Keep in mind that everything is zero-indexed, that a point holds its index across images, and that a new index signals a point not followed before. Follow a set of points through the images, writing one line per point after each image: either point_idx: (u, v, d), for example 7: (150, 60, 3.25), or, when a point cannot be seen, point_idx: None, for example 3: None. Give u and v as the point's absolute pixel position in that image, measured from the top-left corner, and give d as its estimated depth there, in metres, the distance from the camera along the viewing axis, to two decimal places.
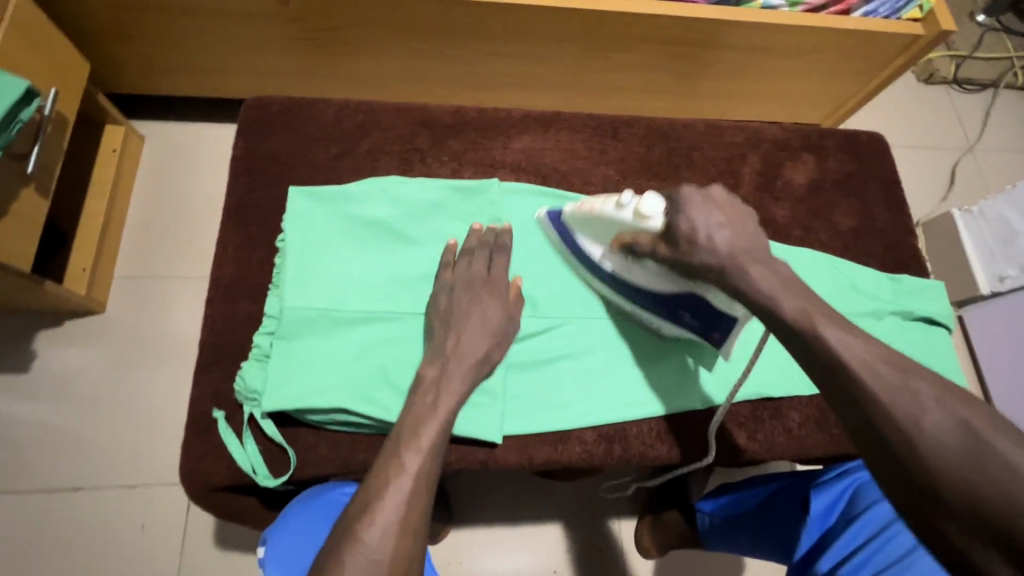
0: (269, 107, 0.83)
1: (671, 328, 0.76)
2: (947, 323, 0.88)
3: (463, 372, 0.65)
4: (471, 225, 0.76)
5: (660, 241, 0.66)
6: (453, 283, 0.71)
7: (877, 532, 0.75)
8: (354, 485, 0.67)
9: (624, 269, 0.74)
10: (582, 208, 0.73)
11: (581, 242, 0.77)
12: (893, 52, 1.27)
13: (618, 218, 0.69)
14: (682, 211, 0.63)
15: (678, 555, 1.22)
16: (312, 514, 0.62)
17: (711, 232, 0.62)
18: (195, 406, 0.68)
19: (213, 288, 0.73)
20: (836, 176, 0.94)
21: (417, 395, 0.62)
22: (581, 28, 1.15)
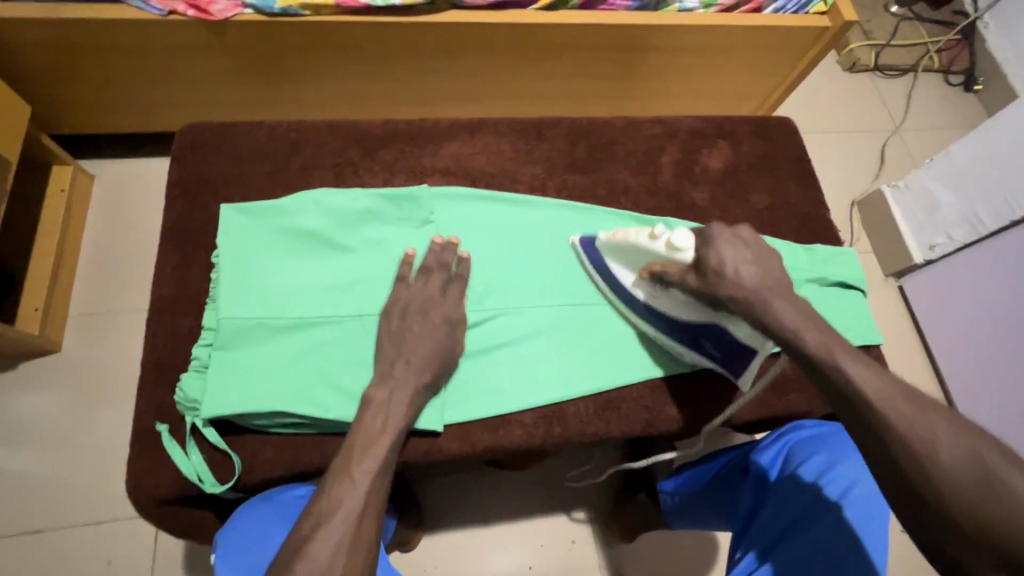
0: (202, 132, 0.86)
1: (694, 358, 0.82)
2: (860, 285, 0.94)
3: (410, 393, 0.68)
4: (433, 238, 0.79)
5: (690, 271, 0.73)
6: (403, 299, 0.74)
7: (809, 486, 0.75)
8: (305, 487, 0.70)
9: (652, 296, 0.81)
10: (615, 237, 0.80)
11: (611, 270, 0.84)
12: (806, 45, 1.36)
13: (651, 248, 0.76)
14: (714, 247, 0.72)
15: (650, 540, 1.24)
16: (267, 512, 0.65)
17: (737, 269, 0.70)
18: (139, 422, 0.69)
19: (153, 308, 0.75)
20: (749, 160, 1.01)
21: (367, 419, 0.64)
22: (509, 40, 1.21)
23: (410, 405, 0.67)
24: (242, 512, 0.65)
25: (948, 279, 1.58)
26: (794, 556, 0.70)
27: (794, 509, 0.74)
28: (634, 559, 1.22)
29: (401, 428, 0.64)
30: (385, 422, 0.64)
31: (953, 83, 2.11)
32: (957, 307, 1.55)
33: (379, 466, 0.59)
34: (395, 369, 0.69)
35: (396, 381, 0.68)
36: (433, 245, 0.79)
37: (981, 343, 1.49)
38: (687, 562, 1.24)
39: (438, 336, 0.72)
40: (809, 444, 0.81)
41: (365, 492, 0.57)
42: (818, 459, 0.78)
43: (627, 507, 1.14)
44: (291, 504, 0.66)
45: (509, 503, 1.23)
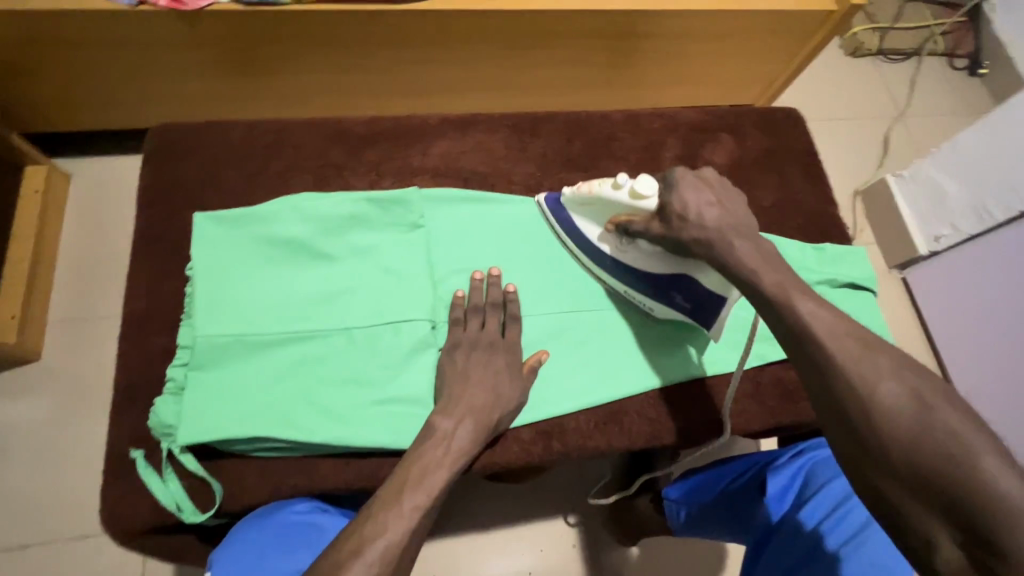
0: (174, 133, 0.81)
1: (663, 310, 0.80)
2: (871, 286, 0.91)
3: (473, 426, 0.65)
4: (473, 274, 0.76)
5: (655, 218, 0.72)
6: (464, 339, 0.72)
7: (831, 510, 0.75)
8: (302, 502, 0.65)
9: (618, 250, 0.78)
10: (580, 190, 0.78)
11: (576, 223, 0.81)
12: (810, 30, 1.31)
13: (615, 197, 0.74)
14: (676, 191, 0.69)
15: (654, 544, 1.22)
16: (261, 535, 0.59)
17: (702, 209, 0.68)
18: (113, 447, 0.65)
19: (126, 323, 0.70)
20: (754, 154, 0.97)
21: (429, 444, 0.62)
22: (501, 28, 1.15)
23: (472, 438, 0.65)
24: (234, 536, 0.59)
25: (955, 269, 1.54)
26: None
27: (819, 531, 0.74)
28: (638, 563, 1.20)
29: (461, 460, 0.62)
30: (445, 453, 0.62)
31: (958, 67, 2.05)
32: (963, 299, 1.52)
33: (429, 501, 0.57)
34: (455, 399, 0.67)
35: (459, 409, 0.66)
36: (475, 282, 0.75)
37: (985, 336, 1.47)
38: (690, 565, 1.22)
39: (498, 365, 0.71)
40: (831, 465, 0.80)
41: (411, 523, 0.54)
42: (836, 485, 0.78)
43: (634, 512, 1.11)
44: (288, 523, 0.61)
45: (508, 508, 1.20)
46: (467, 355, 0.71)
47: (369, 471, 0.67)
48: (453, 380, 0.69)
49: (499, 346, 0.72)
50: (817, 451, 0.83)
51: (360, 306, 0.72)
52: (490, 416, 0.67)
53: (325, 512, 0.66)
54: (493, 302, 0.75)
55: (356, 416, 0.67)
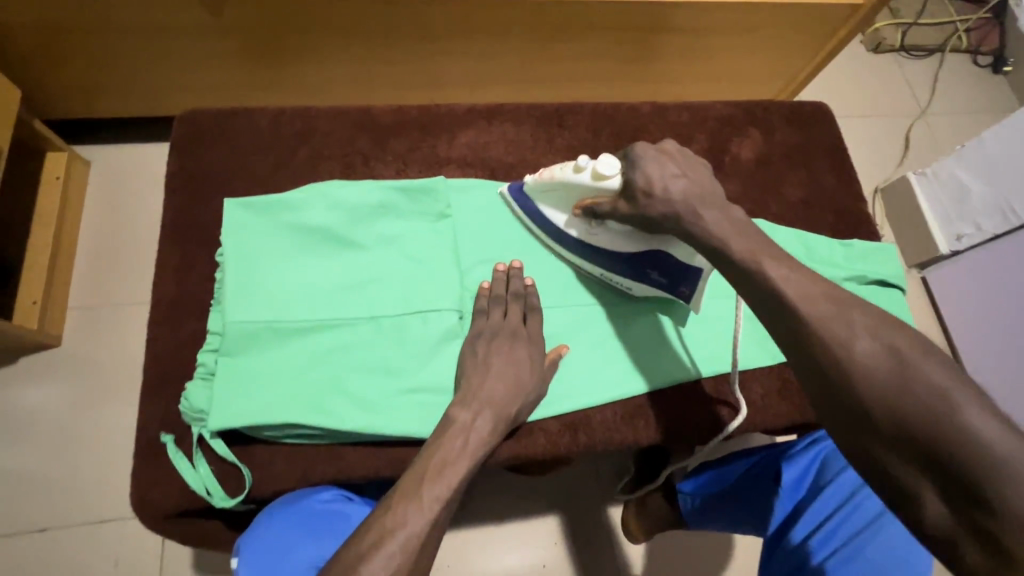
0: (202, 119, 0.81)
1: (641, 288, 0.78)
2: (899, 283, 0.89)
3: (490, 420, 0.64)
4: (495, 266, 0.76)
5: (620, 198, 0.70)
6: (484, 328, 0.71)
7: (845, 500, 0.76)
8: (328, 490, 0.64)
9: (589, 234, 0.76)
10: (541, 177, 0.76)
11: (541, 212, 0.78)
12: (836, 24, 1.29)
13: (577, 179, 0.72)
14: (639, 167, 0.68)
15: (667, 540, 1.22)
16: (287, 523, 0.59)
17: (667, 181, 0.66)
18: (143, 431, 0.65)
19: (155, 308, 0.71)
20: (782, 149, 0.95)
21: (446, 439, 0.61)
22: (524, 19, 1.14)
23: (492, 432, 0.64)
24: (262, 521, 0.60)
25: (976, 269, 1.52)
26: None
27: (837, 519, 0.75)
28: (651, 559, 1.20)
29: (479, 454, 0.61)
30: (463, 444, 0.61)
31: (981, 65, 2.02)
32: (984, 300, 1.50)
33: (449, 492, 0.56)
34: (475, 387, 0.66)
35: (479, 401, 0.65)
36: (496, 274, 0.75)
37: (1006, 336, 1.45)
38: (704, 560, 1.22)
39: (518, 354, 0.70)
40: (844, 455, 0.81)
41: (432, 519, 0.53)
42: (849, 475, 0.78)
43: (648, 508, 1.10)
44: (315, 512, 0.61)
45: (523, 502, 1.20)
46: (487, 343, 0.70)
47: (397, 460, 0.67)
48: (473, 368, 0.68)
49: (519, 333, 0.71)
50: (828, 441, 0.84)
51: (389, 295, 0.72)
52: (506, 409, 0.66)
53: (352, 501, 0.66)
54: (518, 294, 0.74)
55: (385, 404, 0.67)
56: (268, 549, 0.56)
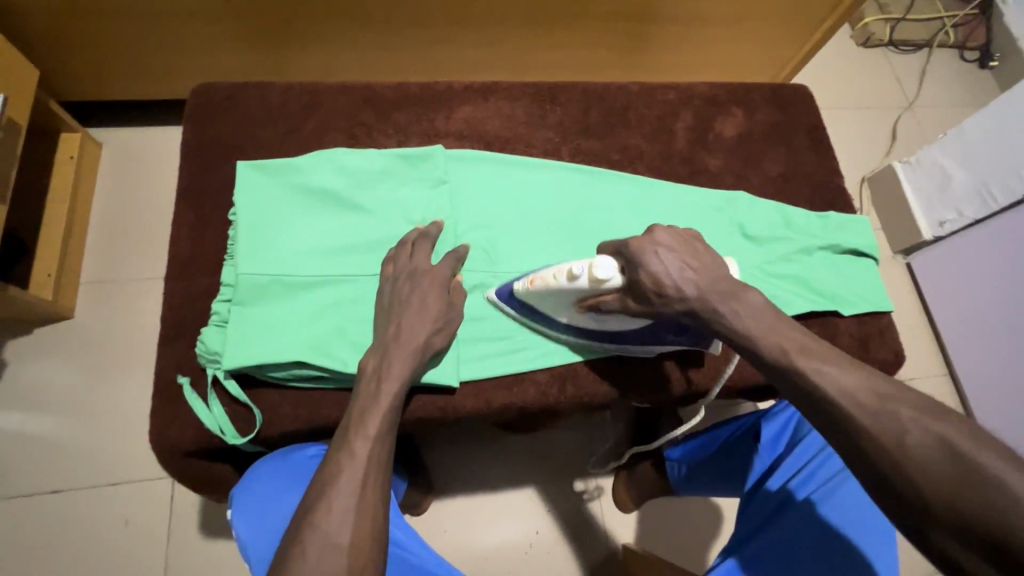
0: (215, 93, 0.86)
1: (660, 348, 0.79)
2: (873, 253, 0.94)
3: (404, 358, 0.67)
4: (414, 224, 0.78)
5: (627, 296, 0.68)
6: (393, 274, 0.73)
7: (818, 453, 0.80)
8: (316, 445, 0.71)
9: (596, 321, 0.75)
10: (534, 286, 0.73)
11: (543, 311, 0.77)
12: (821, 15, 1.34)
13: (575, 287, 0.69)
14: (641, 266, 0.65)
15: (657, 508, 1.26)
16: (275, 475, 0.67)
17: (677, 279, 0.64)
18: (161, 375, 0.70)
19: (172, 264, 0.76)
20: (764, 127, 1.00)
21: (361, 386, 0.65)
22: (521, 8, 1.19)
23: (406, 367, 0.67)
24: (254, 473, 0.67)
25: (957, 254, 1.57)
26: (804, 517, 0.75)
27: (810, 469, 0.79)
28: (641, 527, 1.24)
29: (394, 393, 0.65)
30: (379, 388, 0.65)
31: (968, 60, 2.08)
32: (964, 284, 1.55)
33: (377, 433, 0.61)
34: (387, 332, 0.69)
35: (386, 348, 0.68)
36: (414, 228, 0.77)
37: (984, 317, 1.51)
38: (692, 526, 1.26)
39: (431, 303, 0.71)
40: None
41: (365, 463, 0.59)
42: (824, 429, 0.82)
43: (638, 475, 1.15)
44: (298, 465, 0.68)
45: (518, 470, 1.24)
46: (394, 287, 0.72)
47: None
48: (382, 315, 0.71)
49: (428, 272, 0.73)
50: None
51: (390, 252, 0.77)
52: (420, 356, 0.69)
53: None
54: (422, 235, 0.76)
55: None
56: (259, 500, 0.65)
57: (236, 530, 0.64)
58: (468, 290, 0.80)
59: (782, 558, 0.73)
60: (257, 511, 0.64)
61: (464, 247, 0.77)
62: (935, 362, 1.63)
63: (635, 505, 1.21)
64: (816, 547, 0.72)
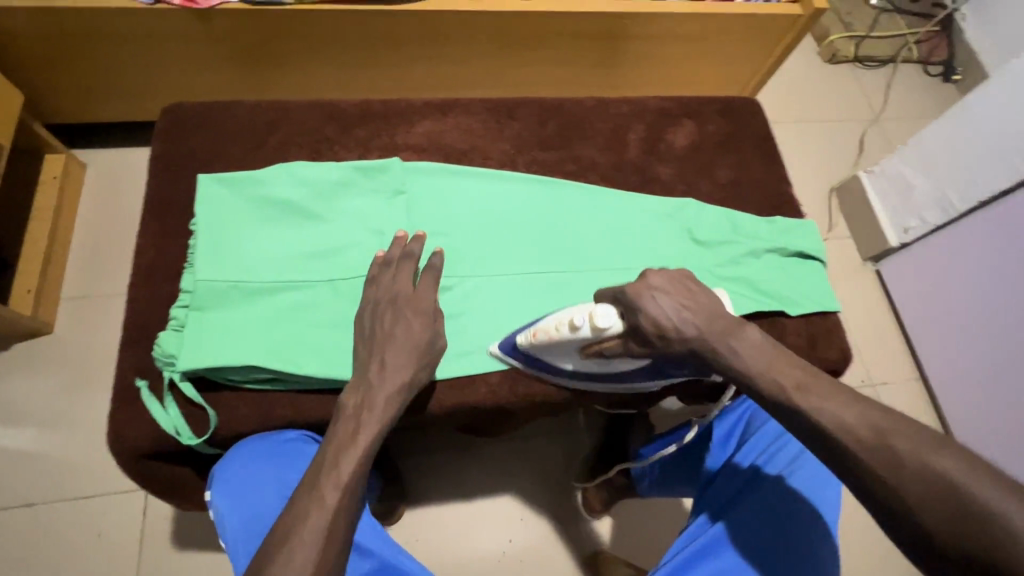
0: (184, 111, 0.90)
1: (660, 380, 0.83)
2: (820, 256, 0.98)
3: (385, 397, 0.68)
4: (397, 234, 0.79)
5: (628, 339, 0.68)
6: (373, 301, 0.75)
7: (766, 448, 0.82)
8: (295, 431, 0.74)
9: (602, 366, 0.76)
10: (538, 335, 0.75)
11: (546, 360, 0.78)
12: (779, 33, 1.40)
13: (577, 335, 0.71)
14: (639, 311, 0.66)
15: (625, 509, 1.27)
16: (255, 455, 0.70)
17: (674, 319, 0.65)
18: (120, 379, 0.73)
19: (136, 273, 0.79)
20: (714, 138, 1.05)
21: (338, 426, 0.64)
22: (487, 27, 1.25)
23: (387, 404, 0.68)
24: (235, 452, 0.70)
25: (922, 260, 1.61)
26: (750, 512, 0.76)
27: (755, 464, 0.80)
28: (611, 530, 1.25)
29: (372, 426, 0.65)
30: (359, 425, 0.65)
31: (932, 74, 2.14)
32: (932, 289, 1.58)
33: (358, 465, 0.61)
34: (369, 367, 0.70)
35: (368, 384, 0.69)
36: (397, 241, 0.79)
37: (950, 322, 1.54)
38: (663, 528, 1.28)
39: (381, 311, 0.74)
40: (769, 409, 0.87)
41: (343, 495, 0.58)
42: (769, 427, 0.84)
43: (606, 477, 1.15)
44: (278, 447, 0.71)
45: (490, 478, 1.25)
46: (374, 315, 0.74)
47: None
48: (363, 345, 0.73)
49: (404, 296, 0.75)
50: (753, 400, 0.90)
51: (372, 264, 0.79)
52: (402, 393, 0.70)
53: (313, 441, 0.74)
54: (405, 254, 0.78)
55: (340, 355, 0.75)
56: (239, 477, 0.67)
57: (216, 505, 0.66)
58: None
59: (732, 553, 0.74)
60: (237, 487, 0.67)
61: (437, 258, 0.79)
62: (907, 366, 1.65)
63: (603, 509, 1.21)
64: (759, 545, 0.74)
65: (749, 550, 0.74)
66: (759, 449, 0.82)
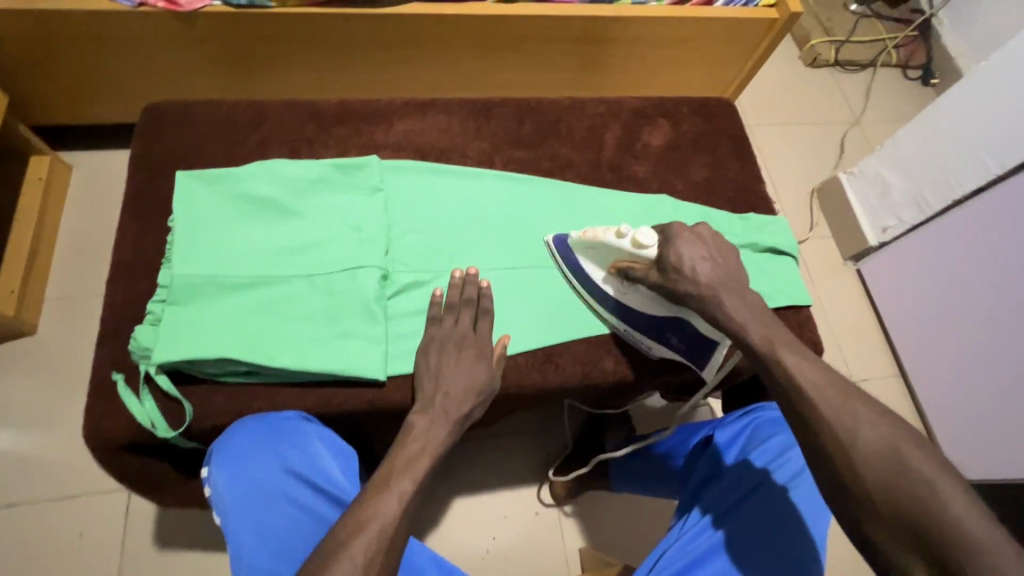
0: (165, 110, 0.91)
1: (660, 351, 0.86)
2: (792, 252, 1.00)
3: (448, 428, 0.71)
4: (454, 274, 0.83)
5: (653, 268, 0.77)
6: (437, 337, 0.79)
7: (768, 462, 0.85)
8: (293, 412, 0.73)
9: (620, 292, 0.84)
10: (585, 235, 0.83)
11: (580, 262, 0.87)
12: (757, 36, 1.43)
13: (618, 245, 0.79)
14: (673, 243, 0.75)
15: (599, 503, 1.29)
16: (256, 435, 0.68)
17: (697, 265, 0.73)
18: (97, 373, 0.74)
19: (114, 268, 0.80)
20: (689, 136, 1.07)
21: (407, 442, 0.68)
22: (469, 30, 1.27)
23: (447, 436, 0.71)
24: (236, 430, 0.69)
25: (901, 259, 1.63)
26: (751, 523, 0.80)
27: (757, 477, 0.83)
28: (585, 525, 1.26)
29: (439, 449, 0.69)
30: (422, 448, 0.68)
31: (911, 78, 2.18)
32: (912, 288, 1.60)
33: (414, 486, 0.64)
34: (433, 399, 0.73)
35: (433, 412, 0.72)
36: (454, 280, 0.82)
37: (928, 321, 1.57)
38: (639, 527, 1.28)
39: None
40: (772, 424, 0.90)
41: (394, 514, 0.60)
42: (778, 439, 0.87)
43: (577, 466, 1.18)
44: (279, 428, 0.69)
45: (473, 475, 1.26)
46: (439, 351, 0.77)
47: (326, 398, 0.76)
48: (427, 376, 0.76)
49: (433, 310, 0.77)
50: (762, 411, 0.92)
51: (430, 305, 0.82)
52: (460, 425, 0.73)
53: (311, 421, 0.73)
54: (466, 300, 0.81)
55: (316, 348, 0.76)
56: (238, 456, 0.66)
57: (216, 481, 0.66)
58: (397, 288, 0.83)
59: (732, 555, 0.78)
60: (239, 467, 0.66)
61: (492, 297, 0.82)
62: (886, 363, 1.67)
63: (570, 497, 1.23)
64: (754, 553, 0.78)
65: (749, 553, 0.78)
66: (767, 458, 0.85)
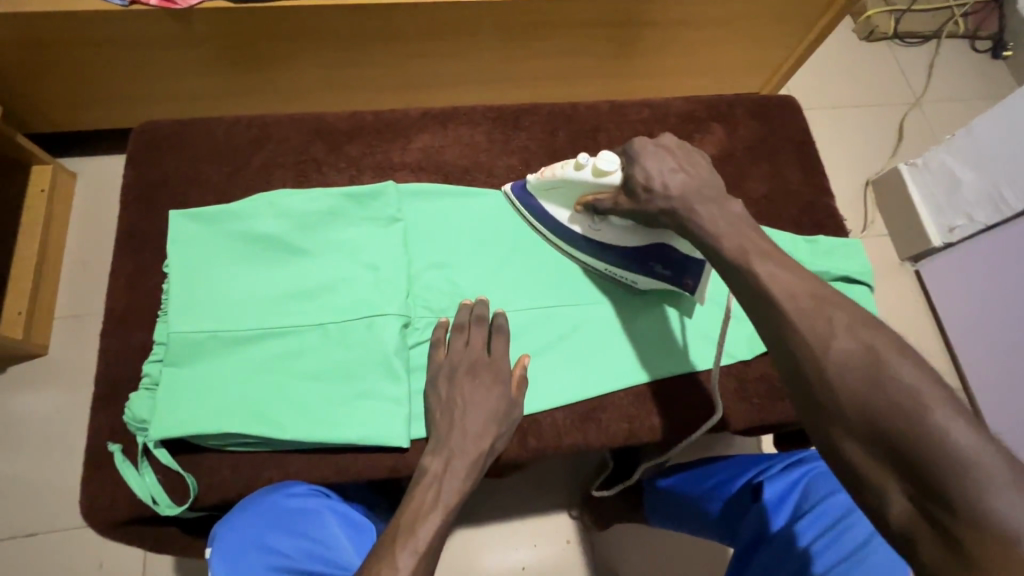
0: (158, 131, 0.82)
1: (647, 281, 0.78)
2: (868, 280, 0.87)
3: (468, 467, 0.64)
4: (462, 301, 0.74)
5: (621, 194, 0.70)
6: (445, 364, 0.70)
7: (831, 524, 0.73)
8: (298, 485, 0.65)
9: (593, 231, 0.77)
10: (543, 176, 0.77)
11: (546, 209, 0.79)
12: (816, 14, 1.26)
13: (578, 177, 0.72)
14: (637, 162, 0.68)
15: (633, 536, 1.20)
16: (264, 513, 0.59)
17: (666, 178, 0.66)
18: (94, 440, 0.67)
19: (108, 319, 0.72)
20: (746, 143, 0.93)
21: (418, 491, 0.61)
22: (492, 18, 1.13)
23: (468, 473, 0.63)
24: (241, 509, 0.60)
25: (965, 262, 1.48)
26: None
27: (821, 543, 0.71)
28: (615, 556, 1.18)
29: (454, 501, 0.60)
30: (437, 495, 0.60)
31: (979, 50, 1.96)
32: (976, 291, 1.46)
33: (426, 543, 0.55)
34: (449, 435, 0.65)
35: (449, 450, 0.64)
36: (463, 307, 0.74)
37: (995, 330, 1.42)
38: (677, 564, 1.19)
39: None
40: (829, 478, 0.79)
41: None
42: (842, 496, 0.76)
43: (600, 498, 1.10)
44: (292, 506, 0.62)
45: (500, 503, 1.19)
46: (450, 379, 0.69)
47: (342, 467, 0.68)
48: (441, 413, 0.68)
49: (481, 366, 0.70)
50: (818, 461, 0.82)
51: (435, 327, 0.73)
52: (481, 461, 0.65)
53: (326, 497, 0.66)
54: (477, 318, 0.73)
55: (329, 413, 0.68)
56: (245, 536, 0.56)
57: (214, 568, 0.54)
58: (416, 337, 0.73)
59: None
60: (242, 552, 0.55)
61: (502, 315, 0.74)
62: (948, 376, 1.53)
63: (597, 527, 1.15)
64: None
65: None
66: (826, 522, 0.73)
